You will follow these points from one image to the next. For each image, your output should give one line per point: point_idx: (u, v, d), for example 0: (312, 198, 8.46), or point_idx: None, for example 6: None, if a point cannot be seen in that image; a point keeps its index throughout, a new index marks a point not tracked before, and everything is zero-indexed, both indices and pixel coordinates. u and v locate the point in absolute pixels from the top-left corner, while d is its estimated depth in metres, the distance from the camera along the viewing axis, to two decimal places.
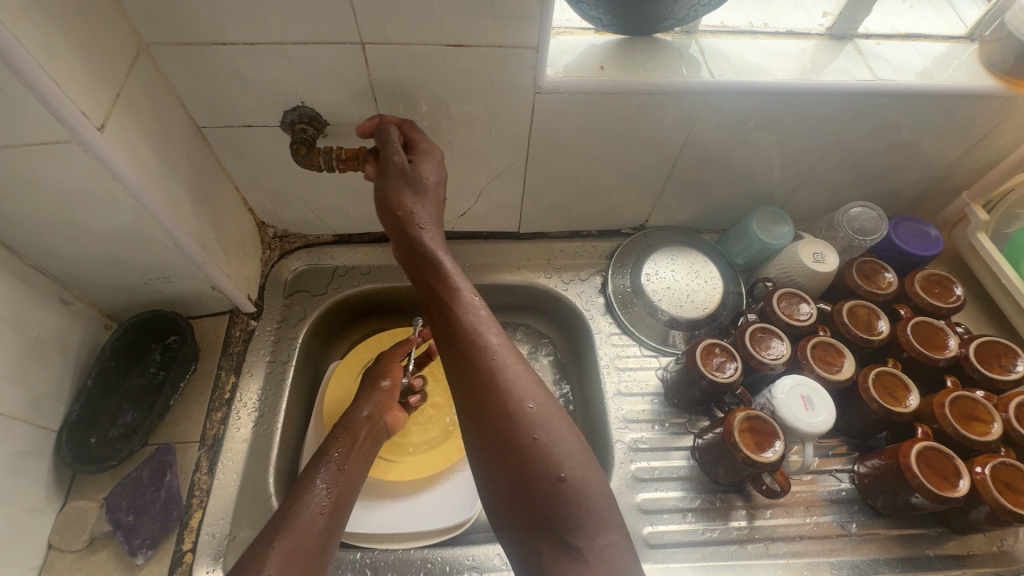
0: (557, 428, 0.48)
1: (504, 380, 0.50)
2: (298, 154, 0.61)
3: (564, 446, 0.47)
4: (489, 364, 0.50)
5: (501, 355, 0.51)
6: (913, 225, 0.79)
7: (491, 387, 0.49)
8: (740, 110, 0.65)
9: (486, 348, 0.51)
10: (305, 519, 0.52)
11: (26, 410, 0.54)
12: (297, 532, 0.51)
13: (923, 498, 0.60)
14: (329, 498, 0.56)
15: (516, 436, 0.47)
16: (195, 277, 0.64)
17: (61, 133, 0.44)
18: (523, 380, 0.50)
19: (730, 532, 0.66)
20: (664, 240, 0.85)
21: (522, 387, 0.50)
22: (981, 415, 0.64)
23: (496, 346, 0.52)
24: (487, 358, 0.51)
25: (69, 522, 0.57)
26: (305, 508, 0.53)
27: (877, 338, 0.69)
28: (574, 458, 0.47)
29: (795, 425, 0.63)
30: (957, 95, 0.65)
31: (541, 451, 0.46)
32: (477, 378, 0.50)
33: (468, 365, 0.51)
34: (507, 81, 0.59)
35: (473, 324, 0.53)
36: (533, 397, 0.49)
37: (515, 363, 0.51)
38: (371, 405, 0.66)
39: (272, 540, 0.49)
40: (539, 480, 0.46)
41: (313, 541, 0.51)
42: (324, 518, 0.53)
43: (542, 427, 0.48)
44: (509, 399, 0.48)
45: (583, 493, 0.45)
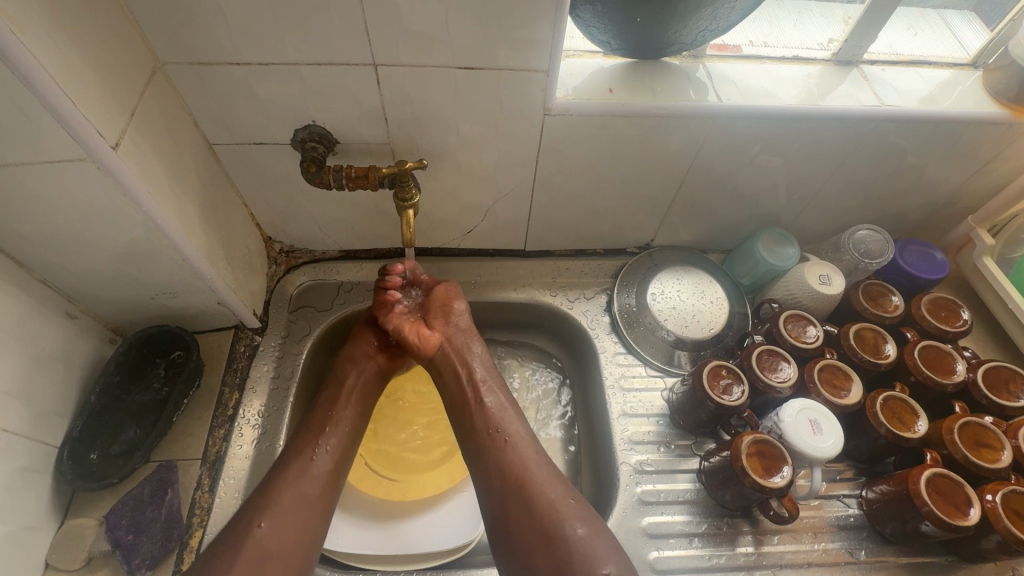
0: (594, 522, 0.57)
1: (546, 483, 0.59)
2: (308, 171, 0.61)
3: (602, 542, 0.55)
4: (527, 462, 0.61)
5: (535, 455, 0.62)
6: (919, 249, 0.79)
7: (535, 488, 0.59)
8: (746, 133, 0.66)
9: (529, 452, 0.62)
10: (296, 467, 0.59)
11: (29, 426, 0.54)
12: (293, 482, 0.58)
13: (933, 526, 0.59)
14: (322, 452, 0.61)
15: (562, 534, 0.56)
16: (202, 293, 0.64)
17: (77, 152, 0.44)
18: (558, 479, 0.60)
19: (736, 558, 0.65)
20: (670, 260, 0.85)
21: (563, 492, 0.59)
22: (991, 441, 0.63)
23: (532, 446, 0.63)
24: (526, 460, 0.61)
25: (67, 541, 0.56)
26: (296, 460, 0.59)
27: (884, 362, 0.69)
28: (611, 554, 0.55)
29: (802, 449, 0.62)
30: (962, 121, 0.66)
31: (585, 546, 0.55)
32: (520, 480, 0.59)
33: (513, 472, 0.60)
34: (517, 102, 0.60)
35: (511, 426, 0.64)
36: (570, 494, 0.59)
37: (545, 463, 0.62)
38: (360, 353, 0.70)
39: (265, 491, 0.57)
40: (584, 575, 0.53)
41: (305, 489, 0.58)
42: (314, 466, 0.60)
43: (583, 528, 0.56)
44: (552, 499, 0.58)
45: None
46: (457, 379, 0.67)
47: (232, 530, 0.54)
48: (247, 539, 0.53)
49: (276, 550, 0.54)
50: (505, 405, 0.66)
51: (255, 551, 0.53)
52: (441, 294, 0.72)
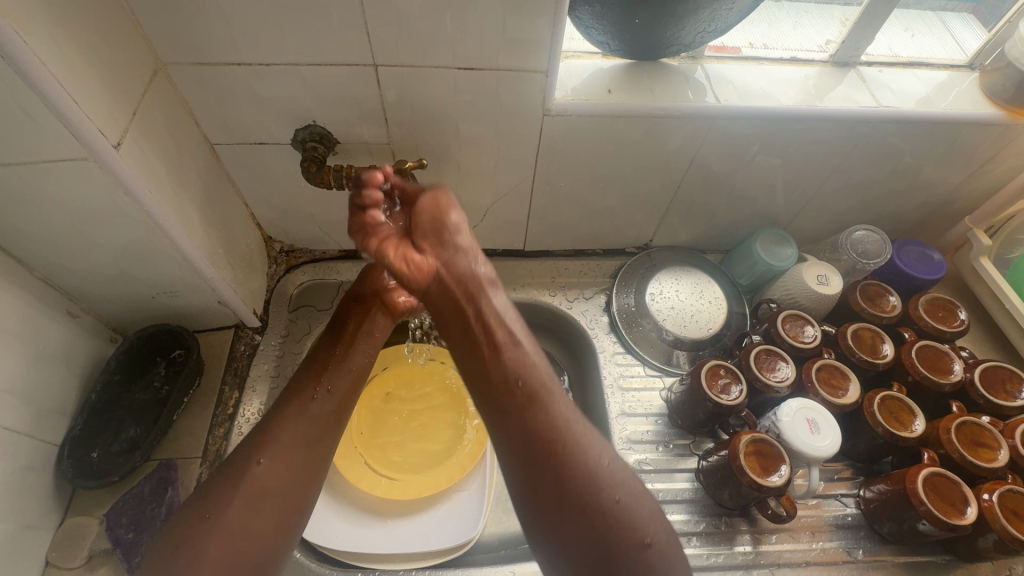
0: (635, 488, 0.51)
1: (585, 452, 0.51)
2: (309, 171, 0.61)
3: (642, 508, 0.50)
4: (557, 419, 0.52)
5: (566, 409, 0.53)
6: (916, 249, 0.79)
7: (570, 459, 0.50)
8: (744, 134, 0.66)
9: (562, 416, 0.52)
10: (298, 407, 0.54)
11: (29, 424, 0.54)
12: (294, 420, 0.53)
13: (930, 525, 0.60)
14: (325, 389, 0.56)
15: (603, 510, 0.49)
16: (202, 292, 0.64)
17: (79, 151, 0.44)
18: (594, 438, 0.52)
19: (735, 557, 0.65)
20: (669, 260, 0.85)
21: (603, 458, 0.51)
22: (988, 441, 0.64)
23: (561, 400, 0.54)
24: (557, 419, 0.52)
25: (67, 538, 0.56)
26: (298, 397, 0.55)
27: (881, 361, 0.69)
28: (651, 520, 0.50)
29: (800, 448, 0.63)
30: (959, 122, 0.66)
31: (627, 520, 0.49)
32: (553, 447, 0.51)
33: (543, 440, 0.51)
34: (517, 103, 0.60)
35: (536, 371, 0.54)
36: (607, 453, 0.52)
37: (578, 419, 0.53)
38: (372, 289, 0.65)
39: (264, 429, 0.53)
40: (626, 547, 0.48)
41: (308, 428, 0.54)
42: (315, 405, 0.55)
43: (625, 500, 0.50)
44: (590, 471, 0.50)
45: (663, 556, 0.49)
46: (470, 325, 0.56)
47: (228, 467, 0.50)
48: (245, 477, 0.49)
49: (275, 488, 0.50)
50: (530, 358, 0.55)
51: (252, 490, 0.49)
52: (428, 206, 0.55)
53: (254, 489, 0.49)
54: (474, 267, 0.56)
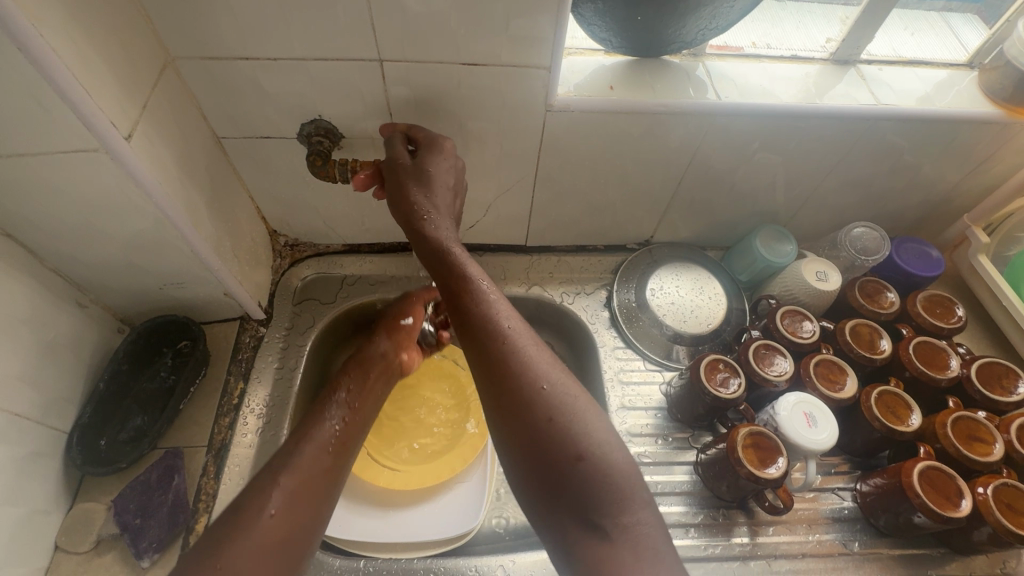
0: (576, 406, 0.46)
1: (519, 369, 0.48)
2: (314, 164, 0.62)
3: (582, 424, 0.45)
4: (500, 340, 0.49)
5: (513, 332, 0.50)
6: (915, 246, 0.79)
7: (503, 371, 0.48)
8: (746, 131, 0.67)
9: (501, 331, 0.50)
10: (312, 458, 0.49)
11: (39, 411, 0.55)
12: (307, 471, 0.48)
13: (924, 517, 0.60)
14: (340, 433, 0.53)
15: (529, 416, 0.46)
16: (209, 283, 0.65)
17: (91, 142, 0.45)
18: (536, 358, 0.49)
19: (732, 549, 0.65)
20: (669, 256, 0.86)
21: (539, 369, 0.48)
22: (983, 435, 0.64)
23: (508, 324, 0.50)
24: (496, 339, 0.49)
25: (76, 524, 0.57)
26: (311, 445, 0.50)
27: (879, 357, 0.70)
28: (593, 435, 0.45)
29: (797, 442, 0.64)
30: (958, 120, 0.67)
31: (559, 433, 0.45)
32: (490, 365, 0.48)
33: (479, 352, 0.49)
34: (520, 98, 0.61)
35: (478, 294, 0.51)
36: (548, 376, 0.48)
37: (527, 340, 0.50)
38: (389, 342, 0.65)
39: (276, 477, 0.47)
40: (559, 461, 0.44)
41: (320, 481, 0.49)
42: (332, 458, 0.51)
43: (557, 411, 0.46)
44: (523, 382, 0.47)
45: (603, 473, 0.43)
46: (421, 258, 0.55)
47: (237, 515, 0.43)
48: (254, 533, 0.42)
49: (286, 544, 0.44)
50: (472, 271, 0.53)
51: (262, 546, 0.42)
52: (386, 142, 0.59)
53: (267, 543, 0.43)
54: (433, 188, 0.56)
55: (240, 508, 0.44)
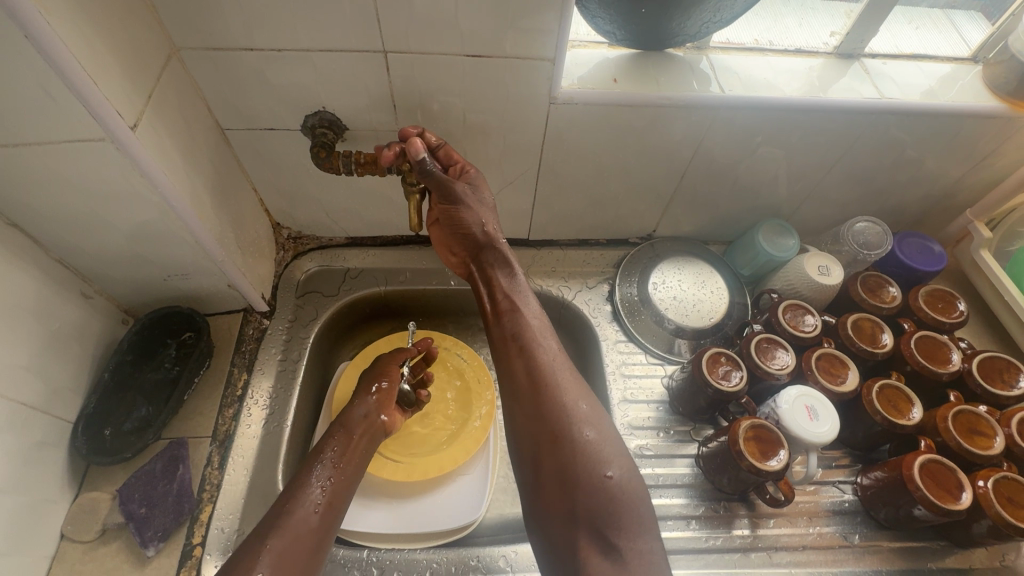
0: (606, 431, 0.56)
1: (562, 395, 0.57)
2: (318, 156, 0.62)
3: (610, 447, 0.55)
4: (546, 364, 0.59)
5: (556, 359, 0.60)
6: (917, 241, 0.79)
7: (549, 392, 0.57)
8: (750, 124, 0.67)
9: (548, 358, 0.59)
10: (298, 518, 0.51)
11: (45, 400, 0.55)
12: (294, 531, 0.50)
13: (925, 510, 0.61)
14: (324, 495, 0.54)
15: (565, 436, 0.55)
16: (213, 275, 0.65)
17: (97, 131, 0.45)
18: (574, 386, 0.58)
19: (733, 541, 0.66)
20: (672, 250, 0.86)
21: (577, 395, 0.57)
22: (984, 429, 0.65)
23: (553, 350, 0.60)
24: (543, 363, 0.59)
25: (81, 513, 0.58)
26: (298, 506, 0.52)
27: (880, 351, 0.70)
28: (619, 459, 0.54)
29: (799, 434, 0.64)
30: (962, 114, 0.67)
31: (590, 452, 0.54)
32: (538, 385, 0.58)
33: (527, 372, 0.59)
34: (523, 91, 0.61)
35: (528, 321, 0.62)
36: (585, 399, 0.57)
37: (565, 370, 0.59)
38: (368, 405, 0.65)
39: (265, 539, 0.48)
40: (588, 477, 0.53)
41: (305, 542, 0.50)
42: (319, 518, 0.52)
43: (591, 434, 0.55)
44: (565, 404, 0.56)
45: (622, 493, 0.52)
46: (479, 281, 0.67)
47: None
48: None
49: None
50: (529, 305, 0.63)
51: None
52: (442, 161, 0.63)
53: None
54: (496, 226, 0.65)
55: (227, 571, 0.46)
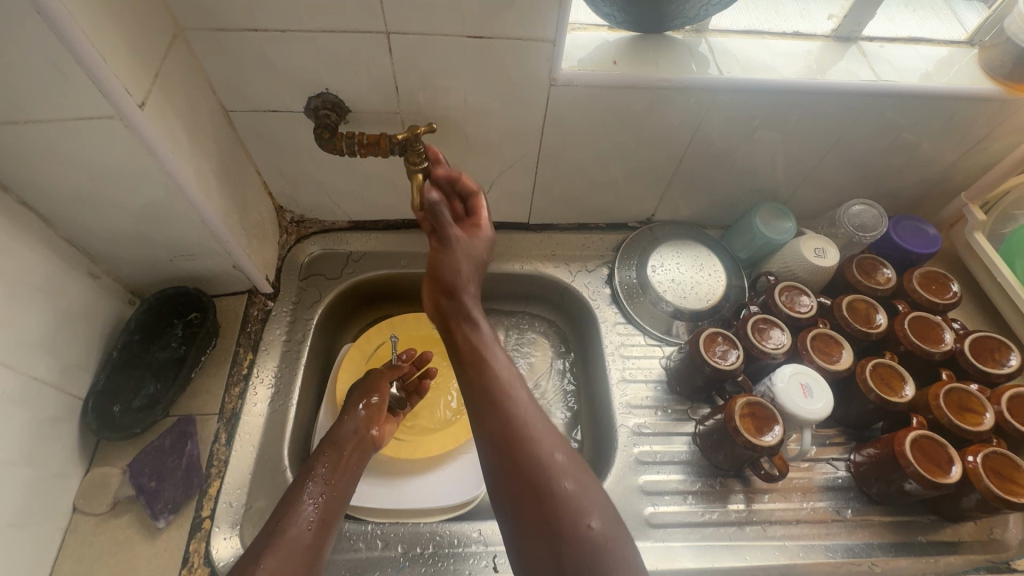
0: (585, 481, 0.51)
1: (535, 445, 0.52)
2: (321, 138, 0.63)
3: (590, 498, 0.49)
4: (516, 412, 0.53)
5: (528, 406, 0.55)
6: (912, 224, 0.80)
7: (521, 441, 0.52)
8: (747, 106, 0.68)
9: (517, 403, 0.54)
10: (293, 536, 0.51)
11: (56, 376, 0.57)
12: (289, 549, 0.50)
13: (916, 484, 0.62)
14: (318, 512, 0.55)
15: (541, 490, 0.49)
16: (218, 255, 0.66)
17: (106, 109, 0.46)
18: (548, 433, 0.53)
19: (728, 514, 0.67)
20: (670, 234, 0.87)
21: (552, 444, 0.52)
22: (975, 406, 0.66)
23: (524, 398, 0.55)
24: (513, 410, 0.54)
25: (93, 487, 0.59)
26: (292, 524, 0.53)
27: (875, 331, 0.72)
28: (599, 510, 0.49)
29: (792, 411, 0.65)
30: (958, 97, 0.67)
31: (569, 507, 0.48)
32: (510, 436, 0.52)
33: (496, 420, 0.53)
34: (524, 72, 0.61)
35: (498, 366, 0.57)
36: (560, 448, 0.52)
37: (540, 418, 0.54)
38: (358, 420, 0.66)
39: (260, 557, 0.49)
40: (570, 532, 0.47)
41: (300, 558, 0.50)
42: (312, 535, 0.52)
43: (569, 487, 0.50)
44: (538, 454, 0.51)
45: (608, 548, 0.47)
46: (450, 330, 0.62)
47: None
48: None
49: None
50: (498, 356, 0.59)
51: None
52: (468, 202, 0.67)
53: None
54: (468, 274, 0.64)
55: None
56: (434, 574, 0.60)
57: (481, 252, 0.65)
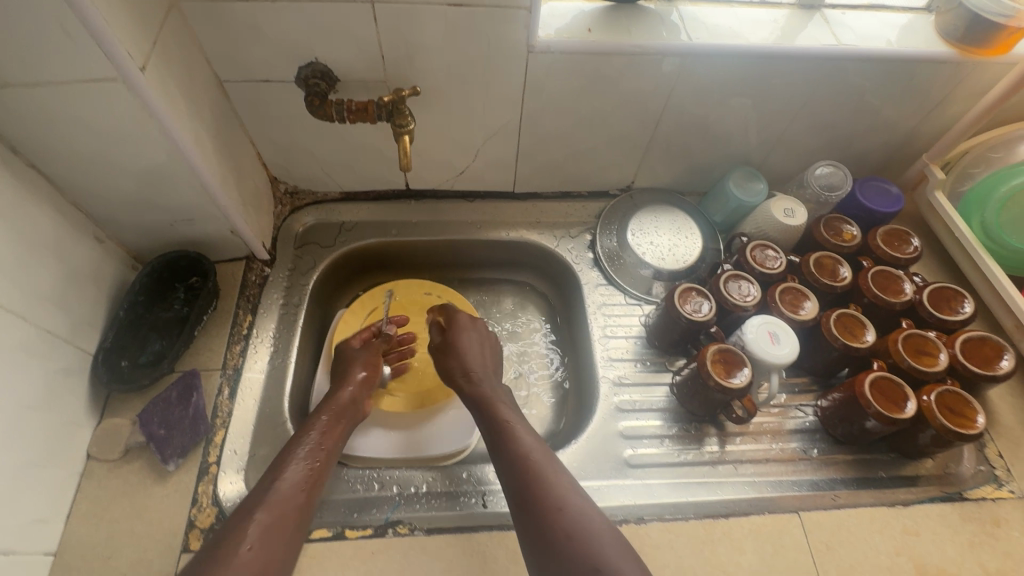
0: (600, 526, 0.51)
1: (555, 491, 0.54)
2: (312, 105, 0.66)
3: (607, 539, 0.50)
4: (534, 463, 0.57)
5: (544, 458, 0.58)
6: (877, 185, 0.84)
7: (540, 488, 0.55)
8: (717, 72, 0.71)
9: (535, 456, 0.58)
10: (285, 494, 0.53)
11: (67, 331, 0.60)
12: (280, 506, 0.52)
13: (876, 422, 0.67)
14: (310, 472, 0.57)
15: (561, 532, 0.51)
16: (217, 220, 0.70)
17: (110, 71, 0.49)
18: (566, 484, 0.55)
19: (702, 455, 0.72)
20: (649, 201, 0.92)
21: (568, 492, 0.55)
22: (930, 349, 0.71)
23: (540, 452, 0.59)
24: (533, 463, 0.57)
25: (105, 435, 0.63)
26: (284, 483, 0.54)
27: (839, 284, 0.76)
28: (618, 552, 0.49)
29: (761, 357, 0.70)
30: (915, 59, 0.71)
31: (588, 549, 0.49)
32: (531, 485, 0.55)
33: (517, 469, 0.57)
34: (502, 39, 0.65)
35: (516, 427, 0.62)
36: (576, 500, 0.54)
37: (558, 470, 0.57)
38: (356, 388, 0.68)
39: (253, 512, 0.50)
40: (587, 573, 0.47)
41: (290, 516, 0.52)
42: (303, 495, 0.54)
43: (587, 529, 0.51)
44: (557, 501, 0.53)
45: None
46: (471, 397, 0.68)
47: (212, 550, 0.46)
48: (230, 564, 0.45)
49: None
50: (517, 421, 0.63)
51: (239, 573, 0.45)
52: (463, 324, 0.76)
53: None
54: (477, 365, 0.71)
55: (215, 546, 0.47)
56: (428, 510, 0.64)
57: (483, 344, 0.75)
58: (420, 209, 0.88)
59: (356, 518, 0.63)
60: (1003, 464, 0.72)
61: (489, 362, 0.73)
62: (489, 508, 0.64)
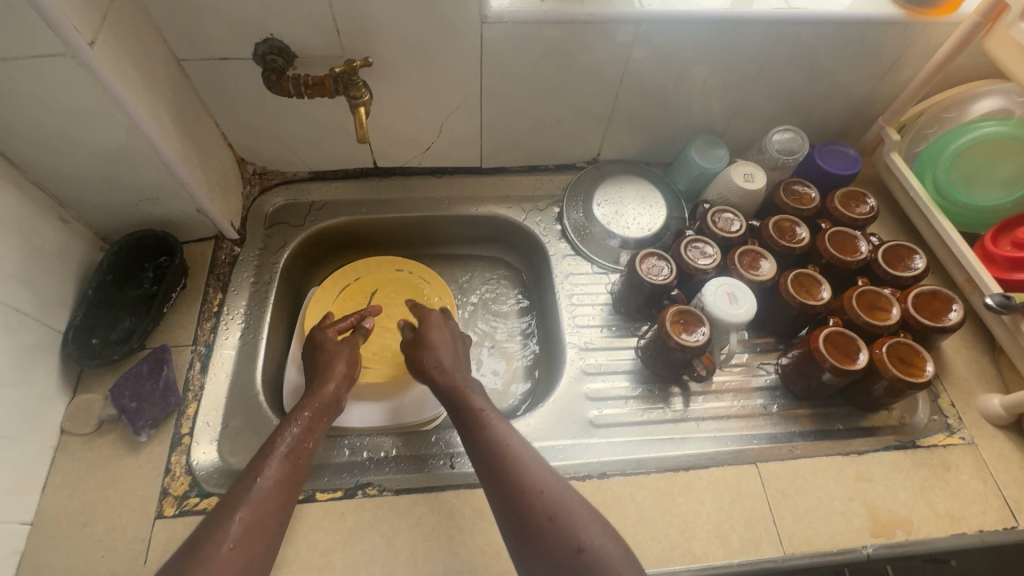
0: (572, 503, 0.53)
1: (528, 472, 0.55)
2: (269, 81, 0.68)
3: (581, 516, 0.52)
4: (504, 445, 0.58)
5: (513, 439, 0.59)
6: (836, 148, 0.86)
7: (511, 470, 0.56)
8: (671, 39, 0.72)
9: (504, 440, 0.59)
10: (264, 489, 0.53)
11: (35, 309, 0.62)
12: (261, 502, 0.52)
13: (831, 375, 0.69)
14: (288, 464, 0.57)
15: (537, 515, 0.52)
16: (183, 199, 0.71)
17: (59, 46, 0.50)
18: (537, 465, 0.56)
19: (666, 413, 0.74)
20: (615, 172, 0.93)
21: (540, 473, 0.55)
22: (883, 304, 0.73)
23: (509, 433, 0.59)
24: (503, 445, 0.58)
25: (78, 410, 0.64)
26: (264, 478, 0.54)
27: (797, 245, 0.78)
28: (592, 527, 0.51)
29: (720, 317, 0.71)
30: (863, 22, 0.73)
31: (562, 527, 0.51)
32: (502, 468, 0.56)
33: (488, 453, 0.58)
34: (455, 10, 0.66)
35: (484, 411, 0.62)
36: (546, 481, 0.55)
37: (527, 449, 0.58)
38: (337, 382, 0.67)
39: (233, 510, 0.51)
40: (562, 551, 0.50)
41: (273, 510, 0.53)
42: (284, 490, 0.55)
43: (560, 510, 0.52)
44: (529, 484, 0.54)
45: (602, 563, 0.49)
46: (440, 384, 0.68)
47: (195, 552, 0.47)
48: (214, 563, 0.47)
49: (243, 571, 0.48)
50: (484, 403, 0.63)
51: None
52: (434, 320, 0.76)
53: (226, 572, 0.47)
54: (442, 352, 0.71)
55: (200, 542, 0.49)
56: (397, 473, 0.67)
57: (449, 333, 0.75)
58: (390, 185, 0.89)
59: (326, 483, 0.65)
60: (956, 412, 0.75)
61: (456, 349, 0.73)
62: (456, 468, 0.67)
